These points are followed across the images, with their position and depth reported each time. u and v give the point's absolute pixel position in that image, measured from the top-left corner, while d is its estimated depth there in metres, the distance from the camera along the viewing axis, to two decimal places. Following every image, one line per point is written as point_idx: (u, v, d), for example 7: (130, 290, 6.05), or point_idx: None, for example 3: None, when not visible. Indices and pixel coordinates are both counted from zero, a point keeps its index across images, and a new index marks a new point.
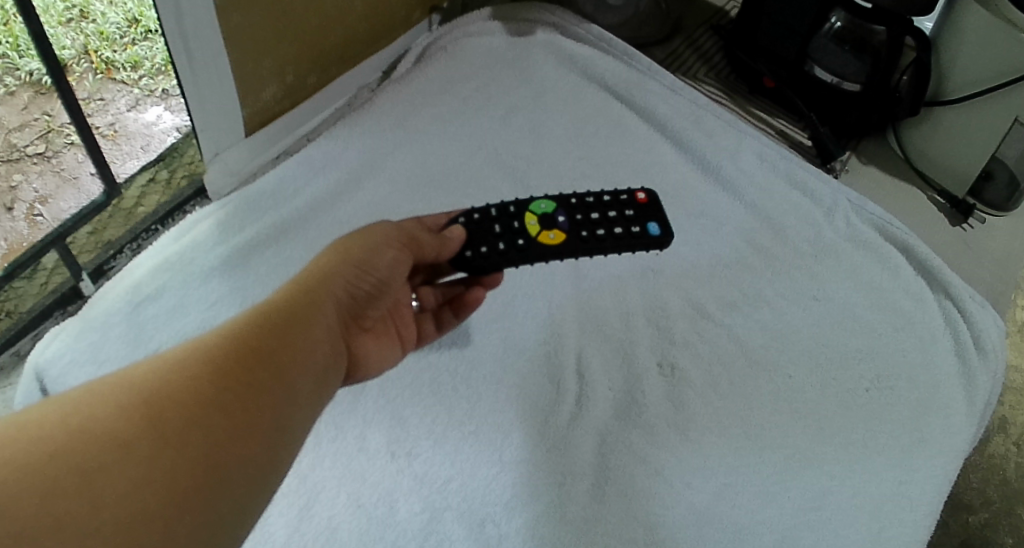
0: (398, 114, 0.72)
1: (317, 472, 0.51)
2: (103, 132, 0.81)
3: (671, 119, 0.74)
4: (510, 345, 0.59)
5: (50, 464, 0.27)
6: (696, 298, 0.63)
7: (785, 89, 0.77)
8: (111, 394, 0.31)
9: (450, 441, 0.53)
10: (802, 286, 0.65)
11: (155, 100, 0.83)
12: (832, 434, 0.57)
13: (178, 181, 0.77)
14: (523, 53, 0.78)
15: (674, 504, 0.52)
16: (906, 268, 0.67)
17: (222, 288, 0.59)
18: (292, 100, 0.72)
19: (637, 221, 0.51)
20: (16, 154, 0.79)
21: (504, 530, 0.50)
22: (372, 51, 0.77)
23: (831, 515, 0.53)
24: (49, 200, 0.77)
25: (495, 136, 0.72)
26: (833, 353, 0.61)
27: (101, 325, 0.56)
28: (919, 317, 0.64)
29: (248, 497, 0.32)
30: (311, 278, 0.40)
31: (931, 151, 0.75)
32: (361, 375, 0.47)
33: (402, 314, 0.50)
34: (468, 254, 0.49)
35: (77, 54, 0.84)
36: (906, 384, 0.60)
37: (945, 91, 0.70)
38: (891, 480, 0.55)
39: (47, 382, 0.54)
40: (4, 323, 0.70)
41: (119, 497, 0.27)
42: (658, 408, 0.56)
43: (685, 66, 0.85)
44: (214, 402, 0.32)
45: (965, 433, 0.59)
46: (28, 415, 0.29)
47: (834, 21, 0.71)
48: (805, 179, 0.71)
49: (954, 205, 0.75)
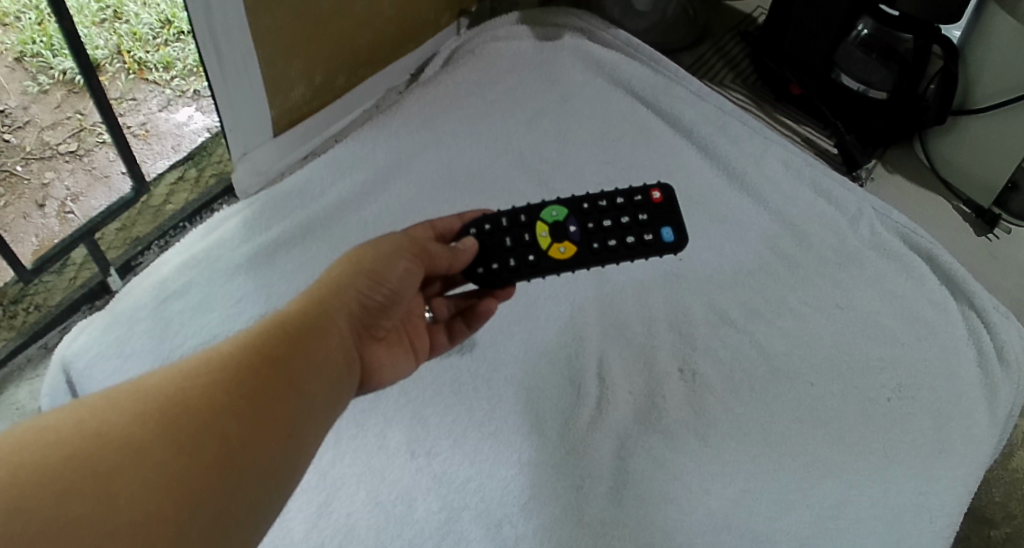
0: (424, 117, 0.72)
1: (337, 469, 0.52)
2: (135, 132, 0.82)
3: (696, 125, 0.74)
4: (532, 347, 0.59)
5: (65, 467, 0.27)
6: (718, 304, 0.63)
7: (812, 96, 0.77)
8: (127, 401, 0.31)
9: (470, 441, 0.54)
10: (825, 294, 0.65)
11: (187, 101, 0.85)
12: (853, 442, 0.57)
13: (207, 179, 0.79)
14: (551, 57, 0.79)
15: (692, 509, 0.52)
16: (930, 277, 0.66)
17: (247, 285, 0.60)
18: (321, 101, 0.73)
19: (651, 228, 0.51)
20: (48, 151, 0.80)
21: (521, 531, 0.50)
22: (401, 53, 0.78)
23: (849, 523, 0.53)
24: (80, 198, 0.78)
25: (520, 139, 0.73)
26: (856, 362, 0.61)
27: (128, 319, 0.58)
28: (942, 326, 0.63)
29: (260, 500, 0.33)
30: (323, 289, 0.41)
31: (957, 160, 0.74)
32: (374, 384, 0.47)
33: (415, 324, 0.51)
34: (480, 270, 0.50)
35: (110, 55, 0.86)
36: (928, 394, 0.60)
37: (973, 100, 0.70)
38: (911, 491, 0.55)
39: (74, 375, 0.55)
40: (34, 316, 0.72)
41: (132, 498, 0.28)
42: (678, 412, 0.56)
43: (711, 72, 0.85)
44: (226, 409, 0.33)
45: (988, 444, 0.58)
46: (47, 418, 0.30)
47: (861, 29, 0.72)
48: (830, 187, 0.71)
49: (980, 215, 0.75)
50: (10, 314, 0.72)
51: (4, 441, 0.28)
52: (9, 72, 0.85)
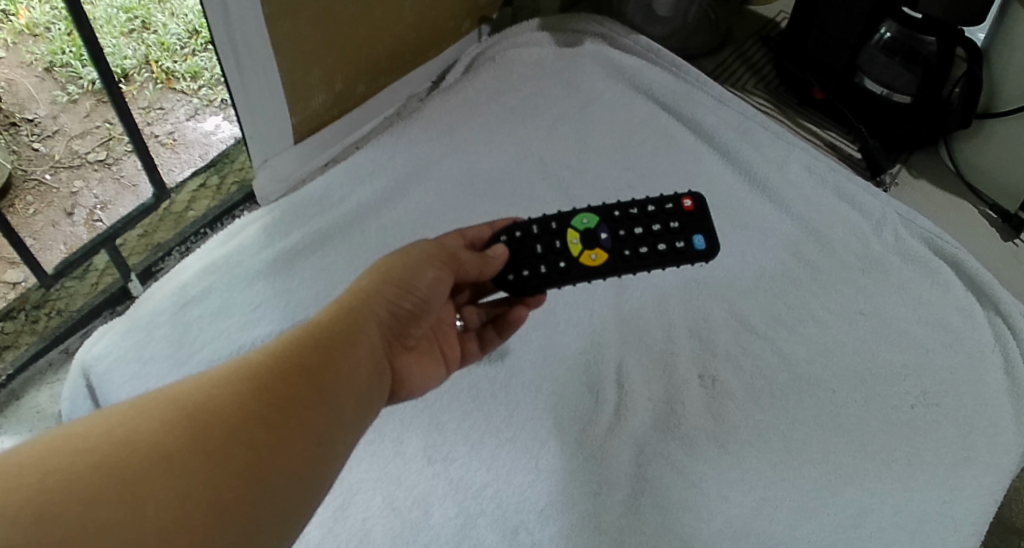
0: (445, 123, 0.72)
1: (353, 474, 0.52)
2: (163, 141, 0.84)
3: (717, 130, 0.74)
4: (550, 353, 0.59)
5: (92, 475, 0.28)
6: (740, 310, 0.63)
7: (834, 100, 0.76)
8: (155, 409, 0.32)
9: (487, 447, 0.54)
10: (848, 301, 0.64)
11: (214, 110, 0.87)
12: (875, 451, 0.56)
13: (228, 187, 0.80)
14: (571, 63, 0.79)
15: (710, 518, 0.51)
16: (956, 283, 0.65)
17: (268, 290, 0.61)
18: (342, 108, 0.74)
19: (682, 236, 0.50)
20: (77, 160, 0.82)
21: (537, 538, 0.50)
22: (422, 61, 0.78)
23: (871, 533, 0.52)
24: (108, 206, 0.80)
25: (540, 145, 0.73)
26: (879, 369, 0.60)
27: (148, 324, 0.58)
28: (967, 332, 0.62)
29: (288, 510, 0.33)
30: (353, 298, 0.41)
31: (984, 164, 0.73)
32: (404, 394, 0.47)
33: (445, 333, 0.51)
34: (511, 277, 0.50)
35: (138, 64, 0.88)
36: (952, 401, 0.58)
37: (1000, 102, 0.68)
38: (935, 500, 0.54)
39: (94, 379, 0.56)
40: (55, 320, 0.73)
41: (159, 507, 0.28)
42: (697, 419, 0.56)
43: (733, 78, 0.84)
44: (254, 417, 0.33)
45: (1016, 452, 0.57)
46: (74, 426, 0.30)
47: (883, 33, 0.72)
48: (853, 192, 0.69)
49: (1007, 219, 0.73)
50: (33, 319, 0.74)
51: (34, 447, 0.28)
52: (39, 82, 0.87)
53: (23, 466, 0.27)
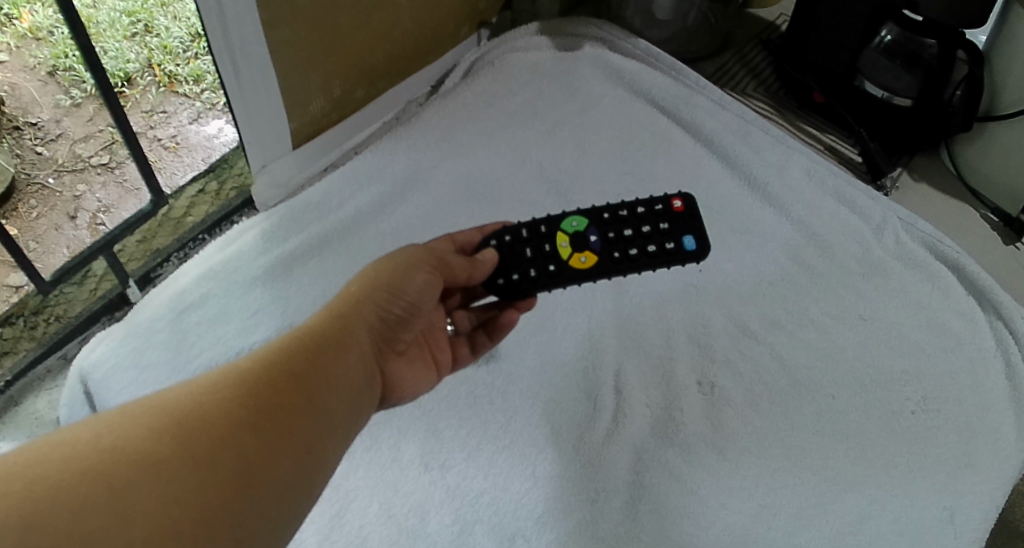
0: (444, 128, 0.72)
1: (350, 481, 0.52)
2: (166, 144, 0.84)
3: (716, 134, 0.74)
4: (548, 359, 0.59)
5: (80, 481, 0.28)
6: (739, 315, 0.63)
7: (835, 104, 0.76)
8: (145, 417, 0.32)
9: (483, 454, 0.54)
10: (848, 306, 0.63)
11: (217, 113, 0.87)
12: (875, 457, 0.55)
13: (227, 193, 0.79)
14: (571, 67, 0.79)
15: (709, 524, 0.51)
16: (957, 287, 0.64)
17: (266, 296, 0.61)
18: (340, 113, 0.74)
19: (672, 236, 0.50)
20: (80, 164, 0.82)
21: (534, 545, 0.50)
22: (421, 66, 0.78)
23: (871, 540, 0.51)
24: (111, 210, 0.80)
25: (538, 150, 0.73)
26: (879, 375, 0.59)
27: (146, 330, 0.59)
28: (968, 337, 0.62)
29: (277, 516, 0.33)
30: (343, 303, 0.41)
31: (985, 167, 0.72)
32: (395, 399, 0.47)
33: (436, 338, 0.51)
34: (501, 281, 0.49)
35: (141, 68, 0.88)
36: (952, 407, 0.58)
37: (1001, 105, 0.68)
38: (936, 506, 0.53)
39: (92, 385, 0.56)
40: (54, 326, 0.73)
41: (148, 514, 0.28)
42: (696, 426, 0.56)
43: (733, 81, 0.84)
44: (244, 423, 0.33)
45: (1017, 458, 0.57)
46: (65, 434, 0.30)
47: (884, 36, 0.71)
48: (854, 196, 0.69)
49: (1008, 223, 0.72)
50: (32, 325, 0.74)
51: (23, 454, 0.28)
52: (42, 86, 0.88)
53: (13, 473, 0.27)
